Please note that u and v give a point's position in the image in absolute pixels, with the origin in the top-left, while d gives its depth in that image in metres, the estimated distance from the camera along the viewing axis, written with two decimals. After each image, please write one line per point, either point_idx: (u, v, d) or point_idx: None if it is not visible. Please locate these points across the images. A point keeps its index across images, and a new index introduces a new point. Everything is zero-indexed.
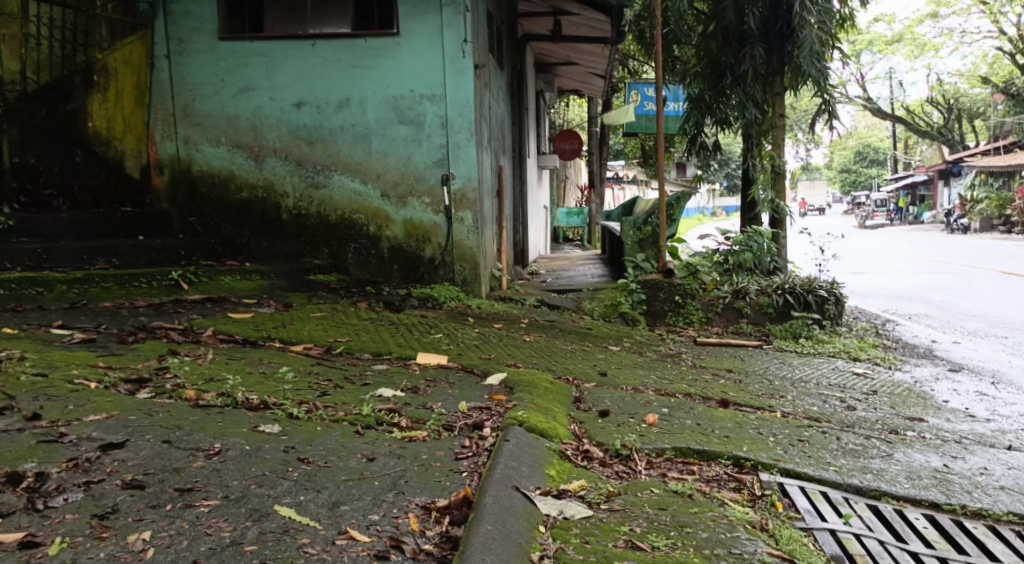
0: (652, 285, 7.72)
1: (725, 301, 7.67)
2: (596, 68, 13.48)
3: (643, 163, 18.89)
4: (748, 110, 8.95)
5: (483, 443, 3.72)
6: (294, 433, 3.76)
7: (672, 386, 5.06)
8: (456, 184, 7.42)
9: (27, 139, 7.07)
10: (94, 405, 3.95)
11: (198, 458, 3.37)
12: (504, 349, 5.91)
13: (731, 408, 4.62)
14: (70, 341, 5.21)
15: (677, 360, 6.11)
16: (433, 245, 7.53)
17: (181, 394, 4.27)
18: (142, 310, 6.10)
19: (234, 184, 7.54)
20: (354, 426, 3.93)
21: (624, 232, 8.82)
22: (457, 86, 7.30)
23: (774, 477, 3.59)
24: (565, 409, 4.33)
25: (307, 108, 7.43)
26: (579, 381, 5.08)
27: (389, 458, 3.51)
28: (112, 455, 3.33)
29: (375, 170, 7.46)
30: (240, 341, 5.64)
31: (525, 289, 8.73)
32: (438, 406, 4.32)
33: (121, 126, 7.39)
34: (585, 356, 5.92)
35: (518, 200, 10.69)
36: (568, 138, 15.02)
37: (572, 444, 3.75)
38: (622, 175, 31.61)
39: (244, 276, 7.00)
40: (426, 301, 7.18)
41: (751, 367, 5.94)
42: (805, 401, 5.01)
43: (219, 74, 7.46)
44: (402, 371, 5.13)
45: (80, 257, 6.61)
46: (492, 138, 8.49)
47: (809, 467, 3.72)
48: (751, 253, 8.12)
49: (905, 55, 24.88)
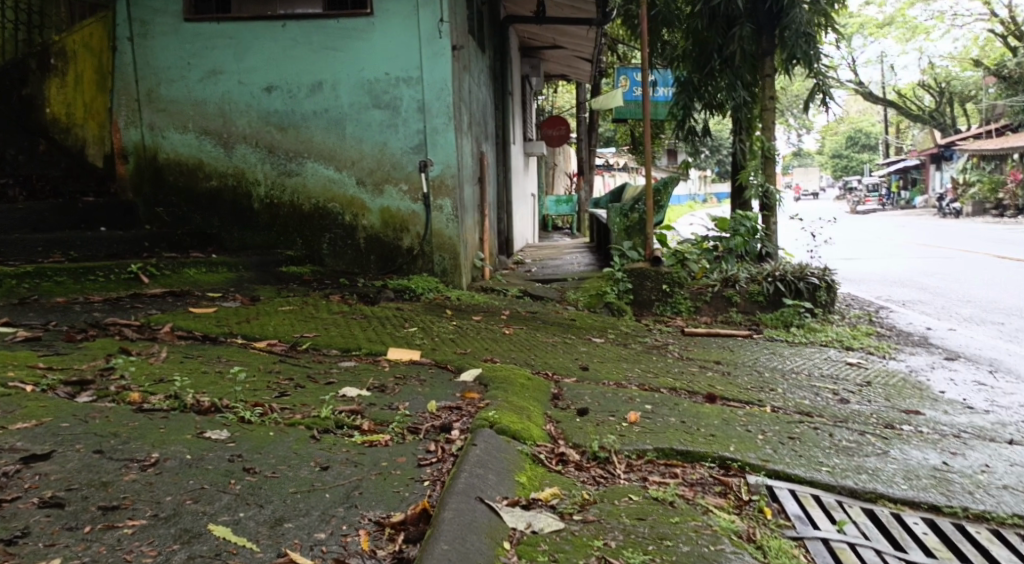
0: (638, 273, 7.39)
1: (713, 289, 7.39)
2: (583, 52, 13.10)
3: (633, 149, 18.58)
4: (736, 92, 8.73)
5: (449, 448, 3.39)
6: (243, 440, 3.44)
7: (656, 380, 4.74)
8: (433, 171, 7.06)
9: None
10: (25, 411, 3.63)
11: (131, 469, 3.05)
12: (480, 342, 5.58)
13: (718, 404, 4.32)
14: (13, 340, 4.88)
15: (663, 352, 5.79)
16: (411, 234, 7.17)
17: (125, 397, 3.95)
18: (97, 305, 5.75)
19: (202, 172, 7.19)
20: (310, 430, 3.60)
21: (610, 219, 8.51)
22: (434, 68, 6.94)
23: (766, 480, 3.26)
24: (542, 408, 4.02)
25: (277, 92, 7.07)
26: (559, 376, 4.77)
27: (344, 466, 3.18)
28: (34, 469, 3.01)
29: (349, 157, 7.10)
30: (199, 338, 5.30)
31: (509, 280, 8.40)
32: (405, 407, 4.00)
33: (82, 112, 6.96)
34: (567, 350, 5.58)
35: (503, 187, 10.35)
36: (554, 124, 14.66)
37: (546, 446, 3.43)
38: (612, 162, 31.25)
39: (210, 269, 6.65)
40: (402, 293, 6.85)
41: (739, 359, 5.62)
42: (796, 394, 4.70)
43: (185, 57, 7.10)
44: (371, 368, 4.80)
45: (35, 250, 6.25)
46: (473, 123, 8.16)
47: (802, 468, 3.38)
48: (741, 238, 7.80)
49: (896, 38, 24.61)
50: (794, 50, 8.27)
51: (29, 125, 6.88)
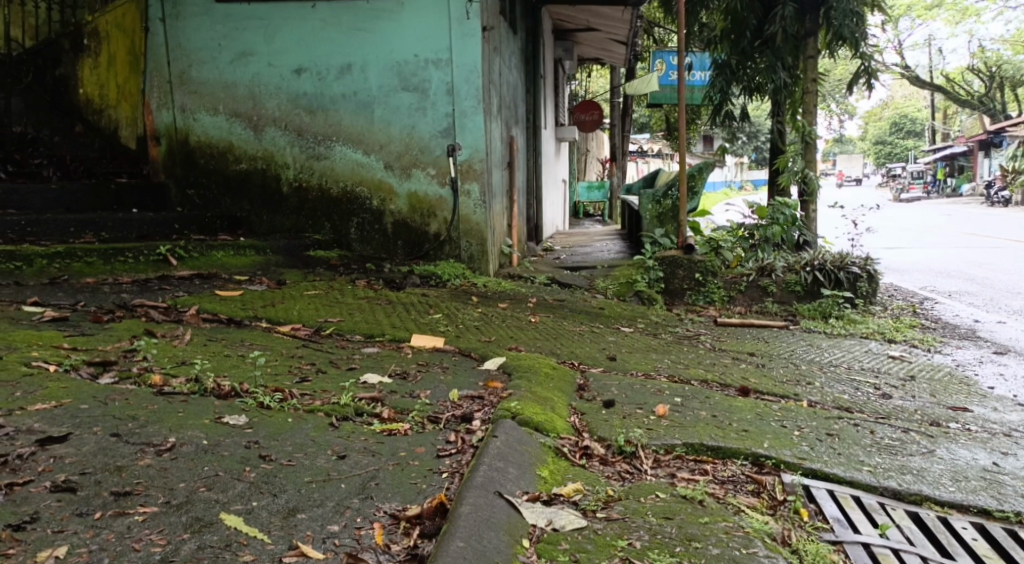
0: (670, 261, 7.26)
1: (749, 279, 7.20)
2: (618, 35, 12.89)
3: (668, 135, 18.39)
4: (776, 74, 8.35)
5: (470, 439, 3.31)
6: (261, 426, 3.38)
7: (686, 371, 4.62)
8: (462, 155, 6.95)
9: (28, 108, 7.34)
10: (45, 391, 3.60)
11: (146, 454, 3.00)
12: (506, 330, 5.48)
13: (751, 397, 4.18)
14: (40, 319, 4.88)
15: (695, 342, 5.66)
16: (439, 219, 7.08)
17: (146, 379, 3.92)
18: (125, 286, 5.75)
19: (233, 155, 7.15)
20: (329, 417, 3.54)
21: (642, 206, 8.38)
22: (463, 50, 6.79)
23: (799, 479, 3.12)
24: (567, 399, 3.92)
25: (307, 74, 7.00)
26: (585, 365, 4.67)
27: (362, 456, 3.11)
28: (50, 451, 2.98)
29: (378, 140, 7.02)
30: (224, 320, 5.26)
31: (537, 267, 8.29)
32: (426, 395, 3.93)
33: (115, 93, 7.24)
34: (595, 339, 5.47)
35: (533, 173, 10.23)
36: (588, 109, 14.57)
37: (569, 439, 3.33)
38: (646, 148, 30.91)
39: (238, 251, 6.62)
40: (429, 279, 6.77)
41: (775, 351, 5.48)
42: (835, 388, 4.55)
43: (216, 38, 7.02)
44: (394, 355, 4.73)
45: (66, 231, 6.26)
46: (502, 107, 8.03)
47: (840, 467, 3.24)
48: (779, 227, 7.61)
49: (946, 20, 23.95)
50: (839, 31, 8.02)
51: (66, 109, 7.47)
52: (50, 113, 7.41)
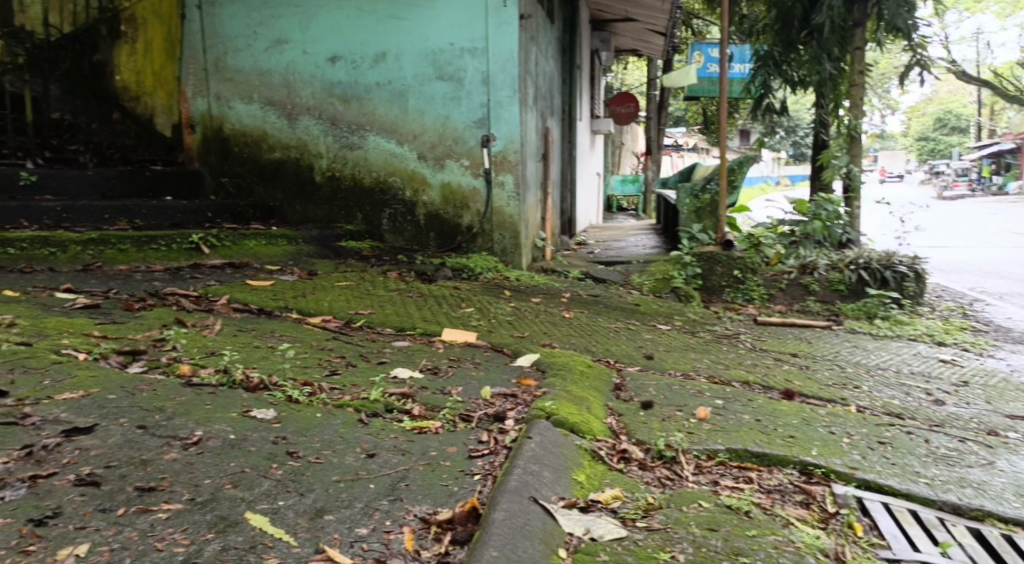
0: (708, 257, 7.10)
1: (790, 276, 7.07)
2: (657, 26, 12.66)
3: (704, 129, 18.18)
4: (822, 65, 8.20)
5: (502, 439, 3.21)
6: (289, 421, 3.30)
7: (727, 372, 4.47)
8: (497, 146, 6.81)
9: (67, 95, 7.11)
10: (74, 380, 3.55)
11: (172, 448, 2.93)
12: (540, 326, 5.37)
13: (796, 401, 4.04)
14: (72, 307, 4.84)
15: (734, 341, 5.51)
16: (471, 211, 6.96)
17: (175, 370, 3.86)
18: (157, 274, 5.71)
19: (267, 144, 7.11)
20: (358, 413, 3.46)
21: (680, 200, 8.18)
22: (499, 39, 6.63)
23: (852, 491, 2.97)
24: (602, 399, 3.80)
25: (341, 63, 6.91)
26: (621, 364, 4.55)
27: (392, 455, 3.03)
28: (75, 443, 2.91)
29: (411, 130, 6.92)
30: (255, 311, 5.20)
31: (570, 261, 8.16)
32: (458, 392, 3.83)
33: (151, 80, 7.06)
34: (631, 336, 5.33)
35: (568, 165, 10.08)
36: (624, 101, 14.37)
37: (606, 442, 3.22)
38: (681, 142, 30.58)
39: (270, 241, 6.58)
40: (461, 272, 6.67)
41: (819, 352, 5.30)
42: (884, 393, 4.38)
43: (251, 26, 6.99)
44: (425, 349, 4.65)
45: (100, 217, 6.25)
46: (538, 98, 7.91)
47: (896, 479, 3.08)
48: (821, 223, 7.44)
49: (996, 13, 23.24)
50: (891, 22, 7.77)
51: (103, 95, 7.15)
52: (89, 100, 7.17)
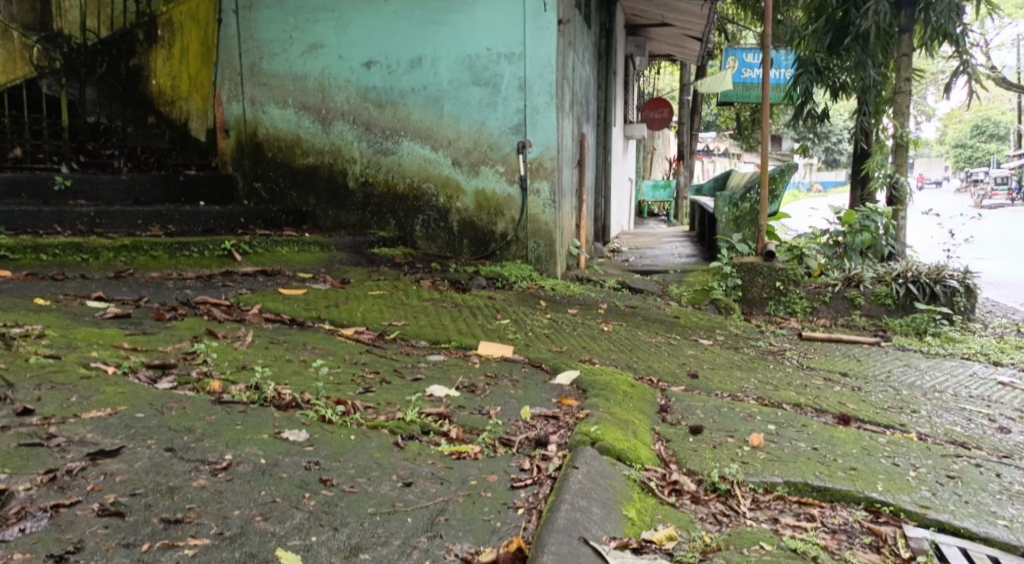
0: (749, 269, 6.93)
1: (834, 289, 6.80)
2: (694, 31, 12.41)
3: (739, 134, 17.90)
4: (867, 72, 7.97)
5: (546, 467, 3.06)
6: (322, 444, 3.16)
7: (777, 394, 4.26)
8: (533, 153, 6.62)
9: (103, 98, 7.02)
10: (101, 397, 3.43)
11: (201, 474, 2.80)
12: (577, 340, 5.19)
13: (853, 427, 3.83)
14: (103, 316, 4.75)
15: (780, 358, 5.29)
16: (506, 219, 6.79)
17: (205, 386, 3.73)
18: (190, 282, 5.62)
19: (300, 149, 7.01)
20: (394, 436, 3.31)
21: (719, 208, 7.95)
22: (538, 44, 6.45)
23: (927, 534, 2.80)
24: (648, 422, 3.62)
25: (377, 68, 6.79)
26: (664, 384, 4.35)
27: (430, 484, 2.89)
28: (100, 467, 2.79)
29: (446, 136, 6.77)
30: (287, 321, 5.08)
31: (606, 270, 7.96)
32: (496, 413, 3.66)
33: (186, 84, 7.06)
34: (672, 352, 5.14)
35: (603, 171, 9.86)
36: (658, 107, 14.22)
37: (656, 472, 3.07)
38: (713, 147, 30.18)
39: (302, 248, 6.48)
40: (495, 281, 6.51)
41: (870, 372, 5.07)
42: (944, 419, 4.16)
43: (287, 30, 6.90)
44: (460, 364, 4.49)
45: (134, 222, 6.18)
46: (574, 103, 7.72)
47: (971, 521, 2.90)
48: (868, 235, 7.20)
49: None
50: (941, 28, 7.51)
51: (139, 100, 7.15)
52: (125, 104, 7.12)
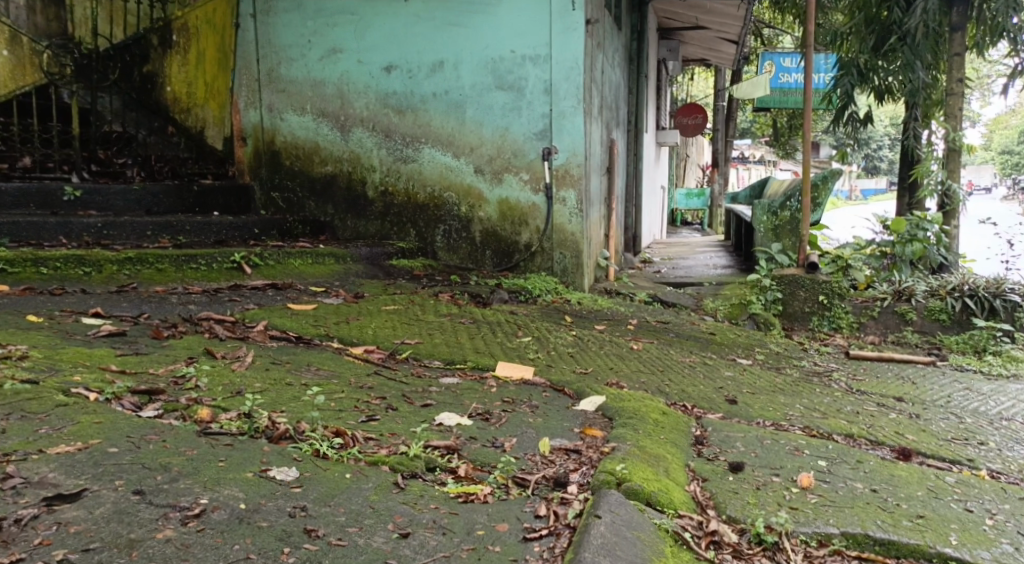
0: (790, 281, 6.50)
1: (883, 304, 6.38)
2: (729, 34, 11.95)
3: (776, 140, 17.39)
4: (914, 73, 7.47)
5: (564, 514, 2.68)
6: (314, 484, 2.80)
7: (826, 423, 3.85)
8: (559, 159, 6.24)
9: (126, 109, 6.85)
10: (75, 428, 3.09)
11: (168, 523, 2.49)
12: (604, 360, 4.79)
13: (915, 464, 3.42)
14: (96, 334, 4.43)
15: (827, 381, 4.85)
16: (531, 228, 6.42)
17: (193, 414, 3.39)
18: (194, 297, 5.30)
19: (318, 157, 6.71)
20: (395, 474, 2.94)
21: (756, 217, 7.50)
22: (565, 46, 6.08)
23: None
24: (682, 457, 3.22)
25: (397, 72, 6.46)
26: (700, 411, 3.96)
27: (431, 535, 2.54)
28: (57, 515, 2.49)
29: (468, 143, 6.41)
30: (293, 339, 4.73)
31: (637, 282, 7.55)
32: (511, 446, 3.28)
33: (202, 91, 6.70)
34: (709, 374, 4.72)
35: (634, 179, 9.44)
36: (691, 113, 13.80)
37: (692, 519, 2.68)
38: (748, 155, 29.55)
39: (317, 259, 6.15)
40: (518, 294, 6.12)
41: (929, 397, 4.63)
42: (1017, 452, 3.72)
43: (306, 35, 6.58)
44: (476, 388, 4.11)
45: (143, 233, 5.90)
46: (604, 107, 7.35)
47: None
48: (919, 245, 6.74)
49: None
50: (998, 25, 7.06)
51: (154, 108, 6.85)
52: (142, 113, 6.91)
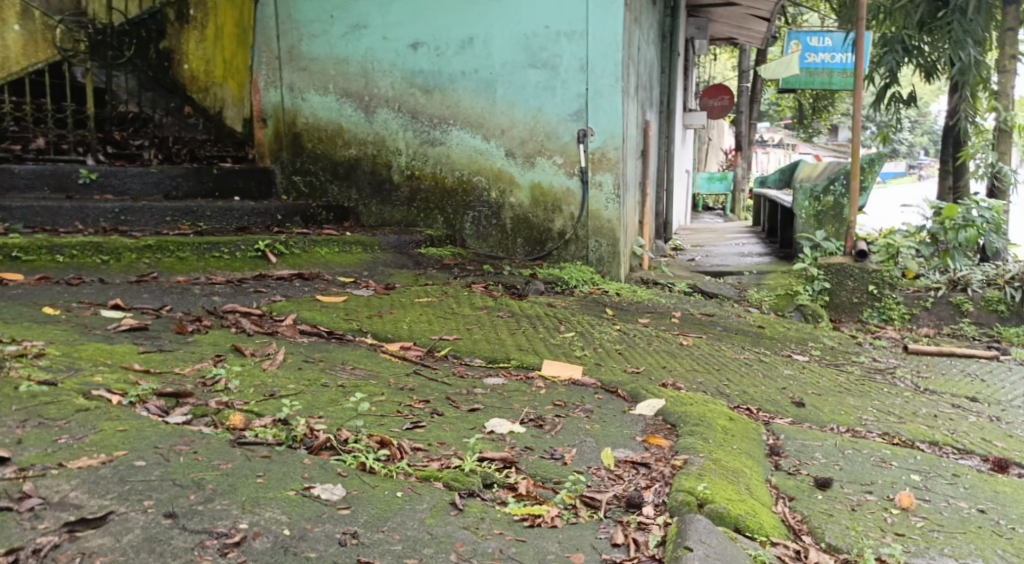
0: (838, 270, 6.22)
1: (937, 294, 6.17)
2: (760, 10, 11.55)
3: (800, 123, 17.03)
4: (964, 51, 7.08)
5: (647, 543, 2.41)
6: (364, 504, 2.52)
7: (903, 427, 3.60)
8: (594, 142, 5.93)
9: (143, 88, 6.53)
10: (98, 437, 2.82)
11: (207, 553, 2.22)
12: (655, 358, 4.50)
13: (1012, 477, 3.19)
14: (116, 329, 4.16)
15: (892, 379, 4.60)
16: (564, 215, 6.11)
17: (225, 421, 3.11)
18: (219, 287, 5.03)
19: (342, 140, 6.40)
20: (451, 492, 2.65)
21: (797, 202, 7.10)
22: (603, 21, 5.75)
23: None
24: (763, 473, 2.93)
25: (424, 50, 6.15)
26: (766, 415, 3.67)
27: None
28: (79, 544, 2.22)
29: (499, 125, 6.10)
30: (324, 334, 4.45)
31: (674, 271, 7.23)
32: (572, 458, 2.99)
33: (221, 69, 6.44)
34: (767, 372, 4.43)
35: (665, 163, 9.08)
36: (717, 94, 13.42)
37: (788, 548, 2.42)
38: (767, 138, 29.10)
39: (343, 247, 5.86)
40: (554, 285, 5.82)
41: (1003, 396, 4.40)
42: None
43: (328, 10, 6.27)
44: (522, 389, 3.82)
45: (163, 219, 5.62)
46: (638, 86, 7.02)
47: None
48: (976, 231, 6.45)
49: None
50: None
51: (171, 87, 6.52)
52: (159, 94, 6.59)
